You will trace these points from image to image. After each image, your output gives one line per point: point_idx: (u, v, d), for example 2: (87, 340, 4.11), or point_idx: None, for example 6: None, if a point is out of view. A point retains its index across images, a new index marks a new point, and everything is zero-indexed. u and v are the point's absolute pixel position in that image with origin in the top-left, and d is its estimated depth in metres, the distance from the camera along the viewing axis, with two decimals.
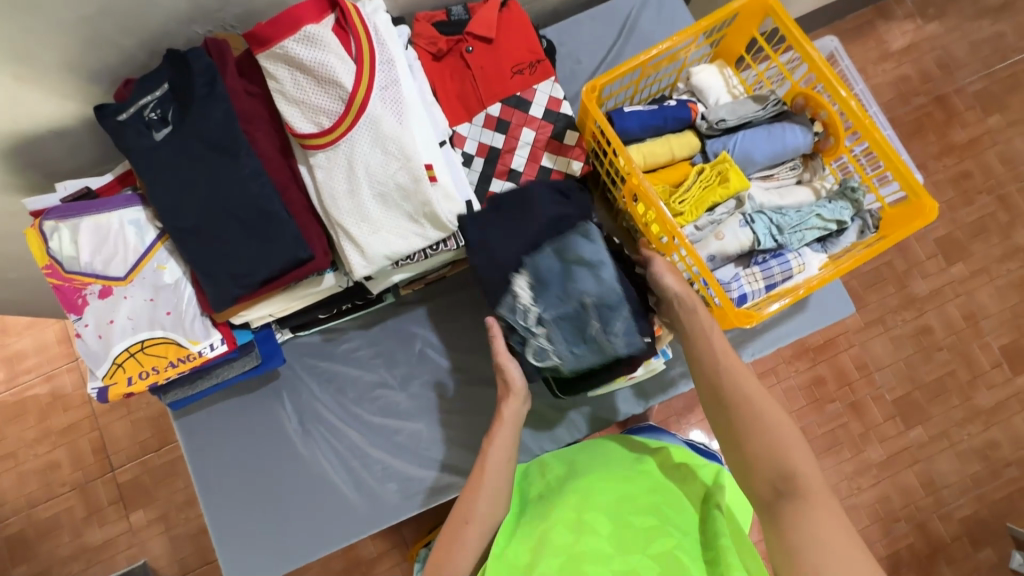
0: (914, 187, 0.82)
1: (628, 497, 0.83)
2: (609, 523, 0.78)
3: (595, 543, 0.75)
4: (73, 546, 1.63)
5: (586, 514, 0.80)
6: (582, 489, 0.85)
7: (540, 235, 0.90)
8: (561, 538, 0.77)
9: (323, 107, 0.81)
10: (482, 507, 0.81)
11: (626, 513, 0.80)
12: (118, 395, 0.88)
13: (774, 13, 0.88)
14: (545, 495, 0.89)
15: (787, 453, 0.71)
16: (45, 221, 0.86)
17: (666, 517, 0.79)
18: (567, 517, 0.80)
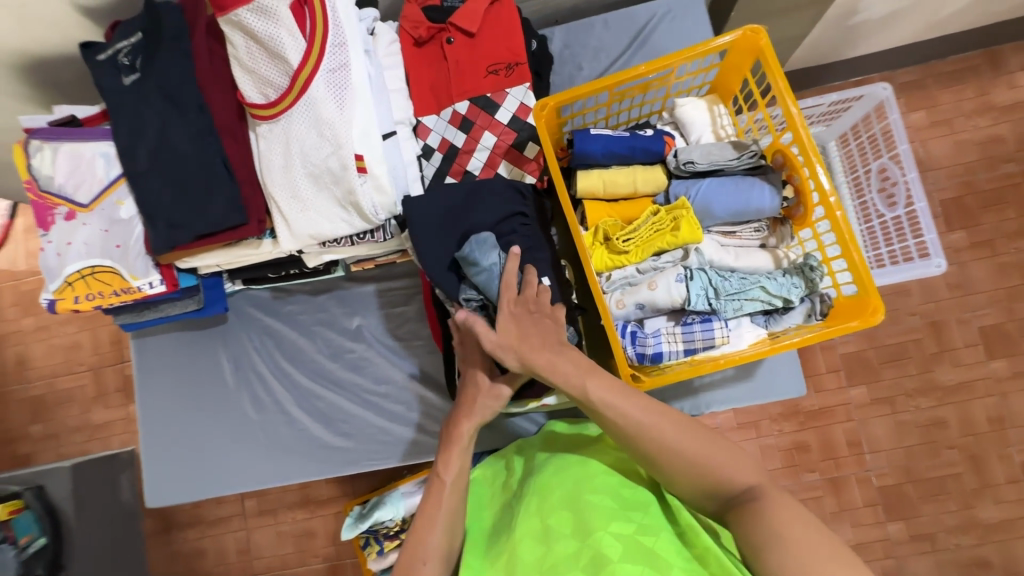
0: (865, 283, 0.74)
1: (585, 476, 0.73)
2: (569, 515, 0.68)
3: (562, 545, 0.65)
4: (80, 419, 1.92)
5: (548, 515, 0.70)
6: (539, 484, 0.76)
7: (491, 221, 0.90)
8: (530, 551, 0.67)
9: (272, 80, 0.82)
10: (437, 540, 0.72)
11: (581, 492, 0.70)
12: (64, 309, 0.97)
13: (763, 56, 0.80)
14: (507, 507, 0.80)
15: (707, 457, 0.64)
16: (31, 140, 0.94)
17: (626, 494, 0.70)
18: (530, 523, 0.70)
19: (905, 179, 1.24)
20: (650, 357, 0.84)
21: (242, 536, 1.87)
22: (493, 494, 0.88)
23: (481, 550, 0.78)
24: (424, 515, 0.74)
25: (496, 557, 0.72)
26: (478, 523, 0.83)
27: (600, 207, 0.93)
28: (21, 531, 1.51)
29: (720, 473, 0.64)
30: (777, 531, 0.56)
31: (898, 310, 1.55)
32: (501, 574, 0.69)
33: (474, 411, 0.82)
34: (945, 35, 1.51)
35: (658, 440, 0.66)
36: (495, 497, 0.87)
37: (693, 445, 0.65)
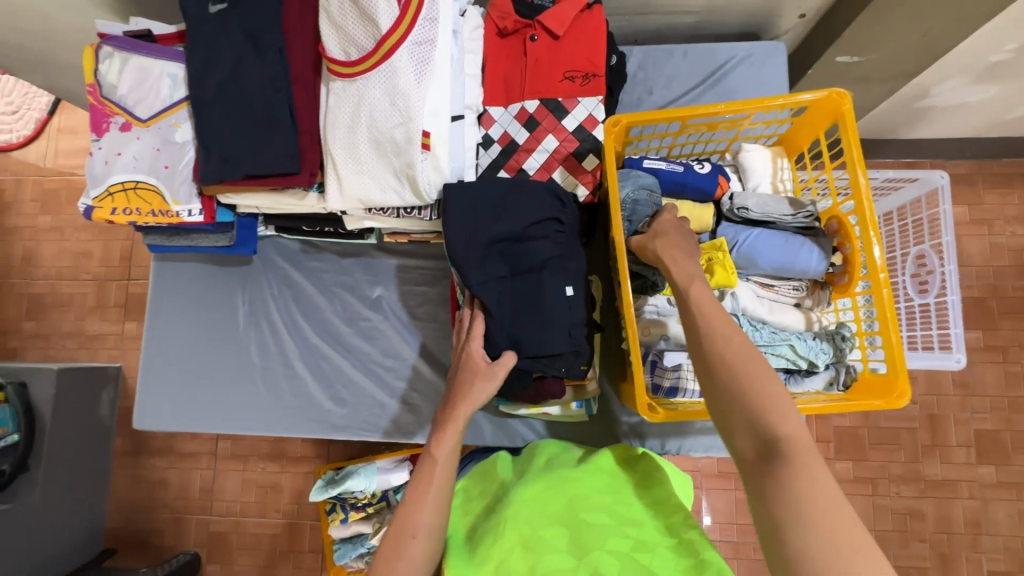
0: (895, 364, 0.73)
1: (580, 496, 0.77)
2: (563, 534, 0.71)
3: (556, 559, 0.68)
4: (75, 326, 1.92)
5: (541, 526, 0.73)
6: (530, 495, 0.78)
7: (522, 224, 0.89)
8: (519, 561, 0.69)
9: (356, 39, 0.82)
10: (427, 518, 0.72)
11: (577, 512, 0.74)
12: (99, 218, 0.97)
13: (842, 121, 0.80)
14: (487, 512, 0.81)
15: (762, 396, 0.57)
16: (104, 46, 0.95)
17: (619, 520, 0.73)
18: (522, 534, 0.73)
19: (942, 270, 1.23)
20: (665, 390, 0.85)
21: (208, 475, 1.87)
22: (473, 502, 0.87)
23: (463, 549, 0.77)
24: (411, 496, 0.74)
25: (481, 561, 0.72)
26: (455, 529, 0.83)
27: None
28: None
29: (765, 412, 0.56)
30: (805, 502, 0.50)
31: None
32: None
33: (474, 394, 0.83)
34: (1005, 136, 1.50)
35: (729, 360, 0.60)
36: (474, 506, 0.86)
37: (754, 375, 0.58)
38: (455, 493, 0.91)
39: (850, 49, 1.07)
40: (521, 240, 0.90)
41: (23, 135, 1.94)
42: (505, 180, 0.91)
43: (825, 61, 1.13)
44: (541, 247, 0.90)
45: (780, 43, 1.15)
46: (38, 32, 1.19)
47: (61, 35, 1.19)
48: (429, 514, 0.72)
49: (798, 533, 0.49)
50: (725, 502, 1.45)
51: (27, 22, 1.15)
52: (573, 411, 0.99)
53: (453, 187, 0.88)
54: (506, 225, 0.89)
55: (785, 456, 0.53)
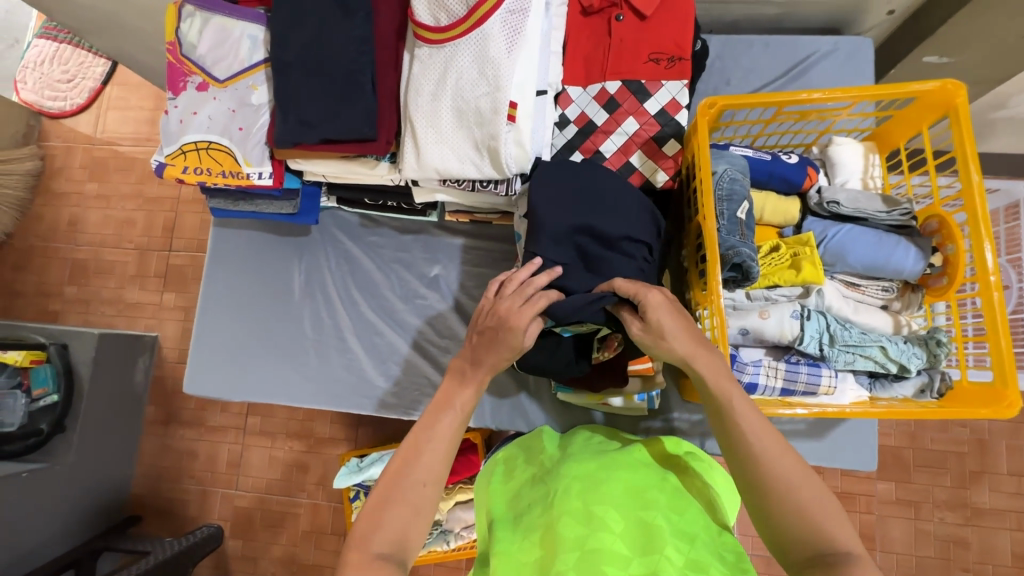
0: (1004, 371, 0.69)
1: (638, 487, 0.70)
2: (621, 516, 0.65)
3: (611, 541, 0.62)
4: (115, 293, 1.94)
5: (595, 504, 0.67)
6: (585, 475, 0.72)
7: (618, 229, 0.85)
8: (571, 532, 0.64)
9: (448, 5, 0.81)
10: (437, 468, 0.66)
11: (633, 501, 0.68)
12: (171, 176, 0.97)
13: (954, 114, 0.76)
14: (536, 482, 0.77)
15: (816, 511, 0.59)
16: (186, 5, 0.95)
17: (678, 518, 0.66)
18: (574, 508, 0.67)
19: (1018, 286, 1.17)
20: (744, 386, 0.81)
21: (235, 450, 1.87)
22: (516, 470, 0.83)
23: (506, 517, 0.75)
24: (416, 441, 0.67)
25: (528, 530, 0.69)
26: (498, 500, 0.79)
27: (767, 231, 0.90)
28: (36, 382, 1.55)
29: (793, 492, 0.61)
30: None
31: (948, 418, 1.49)
32: (536, 550, 0.65)
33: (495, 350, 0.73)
34: None
35: (779, 473, 0.62)
36: (519, 474, 0.82)
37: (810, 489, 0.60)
38: (496, 461, 0.87)
39: (942, 49, 1.03)
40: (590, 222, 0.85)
41: (77, 104, 1.96)
42: (613, 182, 0.88)
43: (911, 60, 1.08)
44: (610, 226, 0.86)
45: (865, 39, 1.11)
46: None
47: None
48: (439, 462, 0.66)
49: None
50: None
51: None
52: (635, 403, 0.97)
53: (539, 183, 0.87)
54: (603, 223, 0.85)
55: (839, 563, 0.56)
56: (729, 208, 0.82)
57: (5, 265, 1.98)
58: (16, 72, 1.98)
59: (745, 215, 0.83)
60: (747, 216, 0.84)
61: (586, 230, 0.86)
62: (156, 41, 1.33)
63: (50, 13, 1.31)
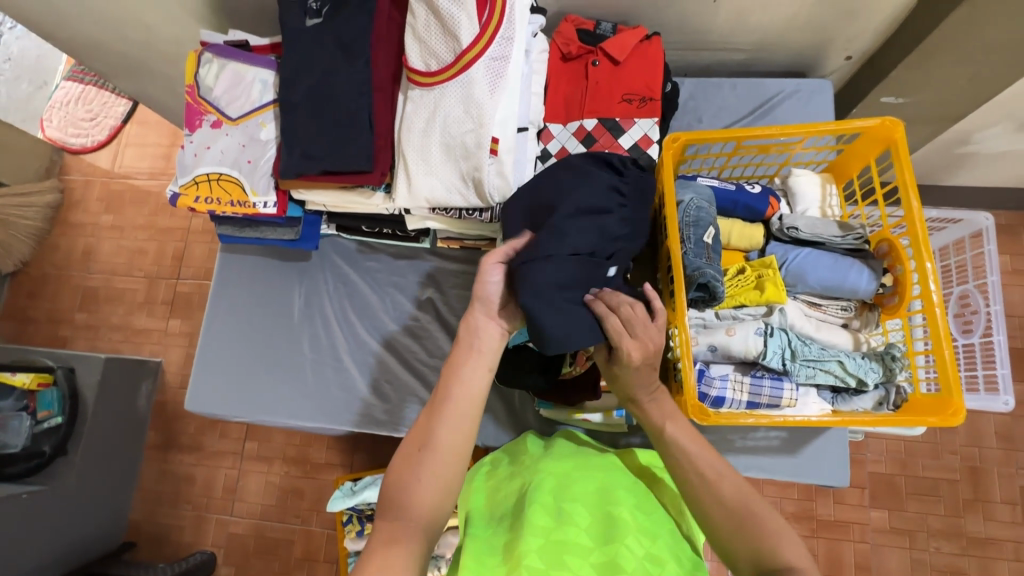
0: (949, 383, 0.74)
1: (609, 486, 0.75)
2: (588, 512, 0.70)
3: (576, 532, 0.67)
4: (124, 319, 2.01)
5: (565, 500, 0.71)
6: (559, 473, 0.77)
7: None
8: (540, 521, 0.68)
9: (438, 52, 0.90)
10: (450, 437, 0.70)
11: (603, 498, 0.72)
12: (184, 205, 1.06)
13: (896, 147, 0.84)
14: (515, 476, 0.82)
15: (755, 514, 0.67)
16: (205, 53, 1.05)
17: (642, 518, 0.70)
18: (545, 501, 0.71)
19: (988, 311, 1.23)
20: (712, 399, 0.85)
21: (232, 475, 1.88)
22: (499, 467, 0.88)
23: (482, 507, 0.79)
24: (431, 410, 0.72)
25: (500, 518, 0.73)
26: (479, 489, 0.83)
27: (734, 254, 0.96)
28: (42, 405, 1.62)
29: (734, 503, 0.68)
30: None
31: (937, 445, 1.51)
32: (506, 535, 0.69)
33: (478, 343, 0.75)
34: None
35: (725, 497, 0.69)
36: (502, 470, 0.86)
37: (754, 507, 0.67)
38: (483, 461, 0.92)
39: (896, 90, 1.12)
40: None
41: (97, 140, 2.08)
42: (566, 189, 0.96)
43: (869, 100, 1.18)
44: None
45: (827, 81, 1.20)
46: (139, 43, 1.31)
47: (158, 45, 1.31)
48: (449, 432, 0.70)
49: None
50: None
51: (130, 33, 1.28)
52: (614, 420, 1.00)
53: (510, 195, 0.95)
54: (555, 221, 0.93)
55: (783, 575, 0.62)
56: (695, 232, 0.89)
57: (20, 292, 2.07)
58: (43, 112, 2.11)
59: (711, 240, 0.90)
60: (712, 242, 0.90)
61: None
62: (175, 84, 1.45)
63: (81, 60, 1.43)
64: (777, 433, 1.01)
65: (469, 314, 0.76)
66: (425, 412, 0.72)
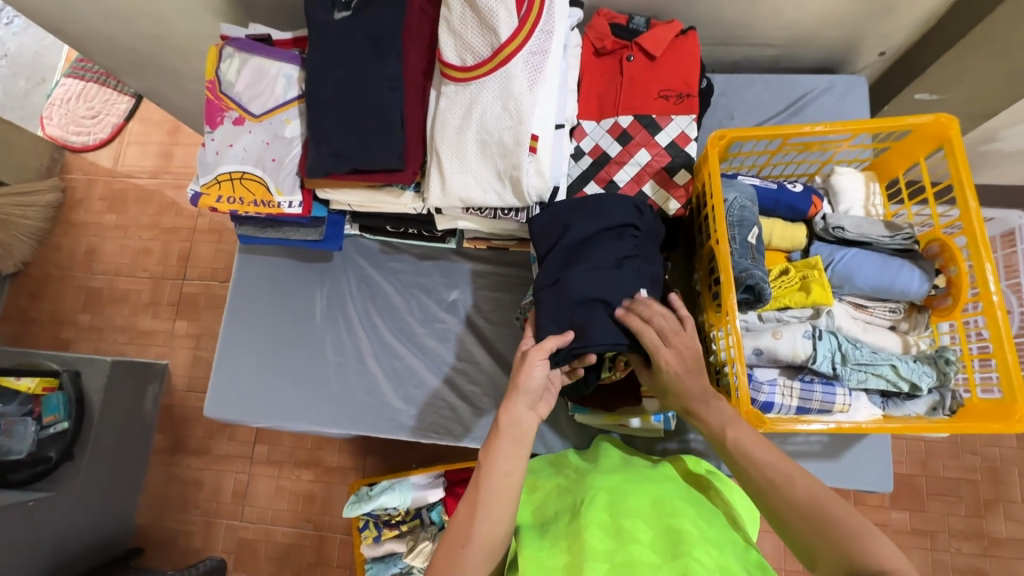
0: (1013, 388, 0.72)
1: (665, 498, 0.72)
2: (648, 527, 0.67)
3: (640, 551, 0.64)
4: (128, 320, 1.97)
5: (622, 517, 0.68)
6: (610, 487, 0.74)
7: (594, 224, 0.87)
8: (601, 544, 0.65)
9: (474, 47, 0.87)
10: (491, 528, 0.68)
11: (660, 511, 0.69)
12: (205, 205, 1.02)
13: (948, 145, 0.82)
14: (563, 492, 0.79)
15: (831, 512, 0.63)
16: (226, 47, 1.02)
17: (705, 527, 0.67)
18: (601, 519, 0.69)
19: (1019, 311, 1.21)
20: (760, 404, 0.83)
21: (242, 479, 1.84)
22: (541, 481, 0.86)
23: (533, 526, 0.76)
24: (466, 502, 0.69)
25: (555, 539, 0.70)
26: (526, 508, 0.81)
27: (777, 255, 0.94)
28: (47, 410, 1.58)
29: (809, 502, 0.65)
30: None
31: (958, 445, 1.49)
32: (565, 558, 0.66)
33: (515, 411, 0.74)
34: None
35: (800, 499, 0.65)
36: (547, 484, 0.84)
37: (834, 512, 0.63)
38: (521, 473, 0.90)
39: (932, 86, 1.10)
40: (569, 222, 0.89)
41: (99, 138, 2.04)
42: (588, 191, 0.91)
43: (903, 97, 1.15)
44: (583, 227, 0.88)
45: (859, 78, 1.18)
46: (151, 37, 1.27)
47: (171, 40, 1.27)
48: (489, 526, 0.67)
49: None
50: (774, 546, 1.40)
51: (143, 27, 1.24)
52: (652, 425, 0.98)
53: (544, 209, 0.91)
54: (575, 224, 0.88)
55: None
56: (741, 232, 0.86)
57: (20, 294, 2.02)
58: (43, 108, 2.06)
59: (756, 241, 0.88)
60: (757, 243, 0.88)
61: (569, 245, 0.88)
62: (187, 80, 1.41)
63: (88, 54, 1.39)
64: (818, 437, 0.99)
65: (507, 404, 0.74)
66: (460, 504, 0.69)
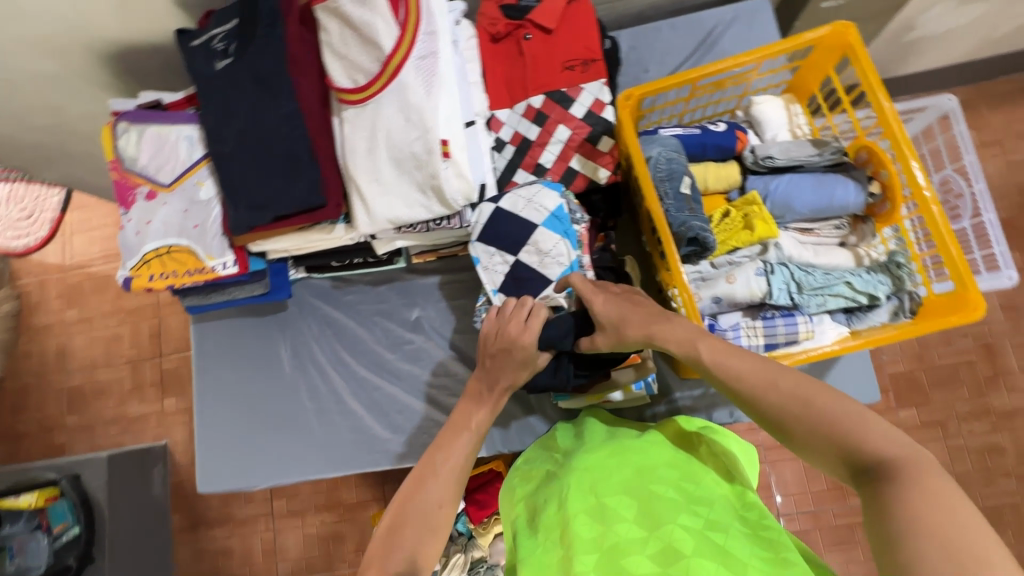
0: (962, 277, 0.72)
1: (646, 468, 0.72)
2: (632, 502, 0.66)
3: (625, 528, 0.62)
4: (118, 410, 1.93)
5: (605, 496, 0.68)
6: (593, 465, 0.74)
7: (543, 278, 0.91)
8: (587, 529, 0.64)
9: (362, 65, 0.84)
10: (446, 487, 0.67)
11: (644, 482, 0.68)
12: (139, 287, 0.99)
13: (852, 51, 0.81)
14: (550, 480, 0.79)
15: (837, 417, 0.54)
16: (119, 123, 0.98)
17: (689, 490, 0.67)
18: (586, 503, 0.68)
19: (971, 191, 1.22)
20: None
21: (269, 537, 1.83)
22: (533, 471, 0.86)
23: (528, 528, 0.75)
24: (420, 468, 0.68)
25: (546, 532, 0.70)
26: (517, 506, 0.81)
27: (715, 199, 0.93)
28: (55, 519, 1.53)
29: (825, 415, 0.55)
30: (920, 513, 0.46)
31: (949, 332, 1.50)
32: (555, 547, 0.65)
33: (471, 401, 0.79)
34: (1002, 54, 1.48)
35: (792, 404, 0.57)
36: (536, 474, 0.85)
37: (843, 412, 0.55)
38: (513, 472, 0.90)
39: None
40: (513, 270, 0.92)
41: (40, 237, 1.98)
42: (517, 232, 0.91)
43: (811, 8, 1.13)
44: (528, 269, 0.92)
45: None
46: (51, 128, 1.23)
47: (71, 124, 1.22)
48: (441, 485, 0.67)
49: (933, 544, 0.44)
50: (794, 471, 1.43)
51: (39, 119, 1.19)
52: (635, 393, 0.97)
53: (487, 237, 0.92)
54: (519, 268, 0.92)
55: (896, 472, 0.50)
56: (673, 185, 0.85)
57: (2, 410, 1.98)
58: None
59: (693, 189, 0.87)
60: (693, 193, 0.87)
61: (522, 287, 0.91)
62: (102, 161, 1.36)
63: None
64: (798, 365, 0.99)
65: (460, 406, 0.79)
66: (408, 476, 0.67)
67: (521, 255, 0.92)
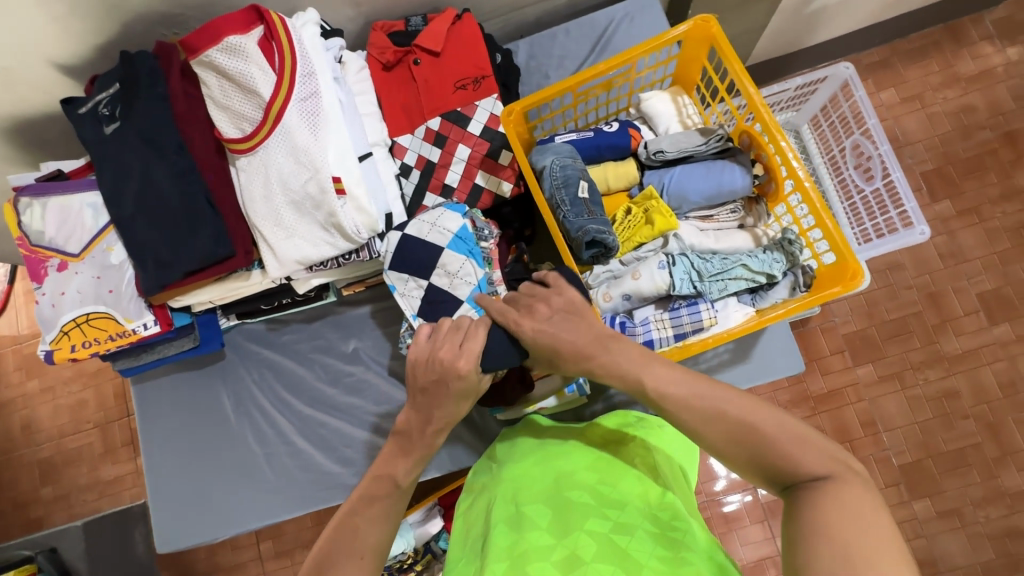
0: (841, 249, 0.75)
1: (567, 475, 0.74)
2: (547, 510, 0.68)
3: (537, 535, 0.64)
4: (90, 477, 1.87)
5: (523, 505, 0.70)
6: (518, 476, 0.76)
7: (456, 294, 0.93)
8: (503, 538, 0.65)
9: (245, 114, 0.85)
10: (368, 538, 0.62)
11: (561, 489, 0.71)
12: (61, 358, 0.99)
13: (718, 42, 0.84)
14: (482, 493, 0.81)
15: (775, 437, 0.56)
16: (20, 198, 0.97)
17: (604, 493, 0.69)
18: (505, 513, 0.70)
19: (879, 153, 1.26)
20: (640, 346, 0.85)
21: None
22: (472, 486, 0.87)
23: (460, 545, 0.76)
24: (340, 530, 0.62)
25: (472, 547, 0.71)
26: (454, 524, 0.82)
27: (618, 198, 0.95)
28: None
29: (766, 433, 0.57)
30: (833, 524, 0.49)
31: (893, 285, 1.49)
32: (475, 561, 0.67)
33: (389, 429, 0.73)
34: (907, 12, 1.51)
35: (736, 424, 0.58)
36: (473, 487, 0.86)
37: (784, 435, 0.56)
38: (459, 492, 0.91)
39: None
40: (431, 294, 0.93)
41: None
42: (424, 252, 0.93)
43: None
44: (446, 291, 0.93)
45: None
46: None
47: None
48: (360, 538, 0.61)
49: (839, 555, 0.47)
50: None
51: None
52: (569, 397, 1.01)
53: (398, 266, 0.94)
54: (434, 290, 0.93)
55: (823, 488, 0.52)
56: (569, 191, 0.87)
57: None
58: None
59: (592, 191, 0.88)
60: (592, 196, 0.88)
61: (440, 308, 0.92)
62: None
63: None
64: (725, 346, 1.02)
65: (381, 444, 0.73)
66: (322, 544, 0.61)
67: (432, 278, 0.93)
